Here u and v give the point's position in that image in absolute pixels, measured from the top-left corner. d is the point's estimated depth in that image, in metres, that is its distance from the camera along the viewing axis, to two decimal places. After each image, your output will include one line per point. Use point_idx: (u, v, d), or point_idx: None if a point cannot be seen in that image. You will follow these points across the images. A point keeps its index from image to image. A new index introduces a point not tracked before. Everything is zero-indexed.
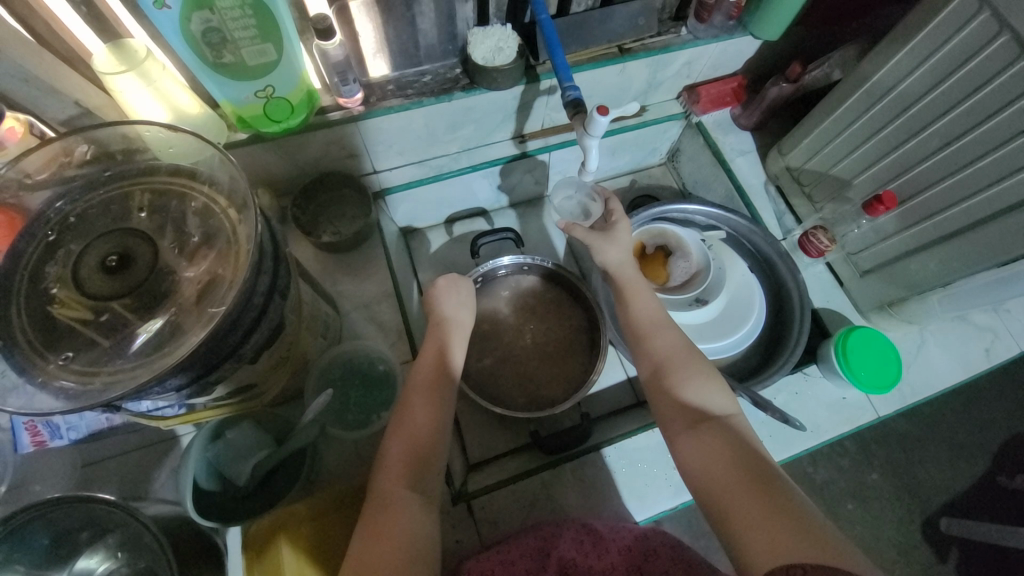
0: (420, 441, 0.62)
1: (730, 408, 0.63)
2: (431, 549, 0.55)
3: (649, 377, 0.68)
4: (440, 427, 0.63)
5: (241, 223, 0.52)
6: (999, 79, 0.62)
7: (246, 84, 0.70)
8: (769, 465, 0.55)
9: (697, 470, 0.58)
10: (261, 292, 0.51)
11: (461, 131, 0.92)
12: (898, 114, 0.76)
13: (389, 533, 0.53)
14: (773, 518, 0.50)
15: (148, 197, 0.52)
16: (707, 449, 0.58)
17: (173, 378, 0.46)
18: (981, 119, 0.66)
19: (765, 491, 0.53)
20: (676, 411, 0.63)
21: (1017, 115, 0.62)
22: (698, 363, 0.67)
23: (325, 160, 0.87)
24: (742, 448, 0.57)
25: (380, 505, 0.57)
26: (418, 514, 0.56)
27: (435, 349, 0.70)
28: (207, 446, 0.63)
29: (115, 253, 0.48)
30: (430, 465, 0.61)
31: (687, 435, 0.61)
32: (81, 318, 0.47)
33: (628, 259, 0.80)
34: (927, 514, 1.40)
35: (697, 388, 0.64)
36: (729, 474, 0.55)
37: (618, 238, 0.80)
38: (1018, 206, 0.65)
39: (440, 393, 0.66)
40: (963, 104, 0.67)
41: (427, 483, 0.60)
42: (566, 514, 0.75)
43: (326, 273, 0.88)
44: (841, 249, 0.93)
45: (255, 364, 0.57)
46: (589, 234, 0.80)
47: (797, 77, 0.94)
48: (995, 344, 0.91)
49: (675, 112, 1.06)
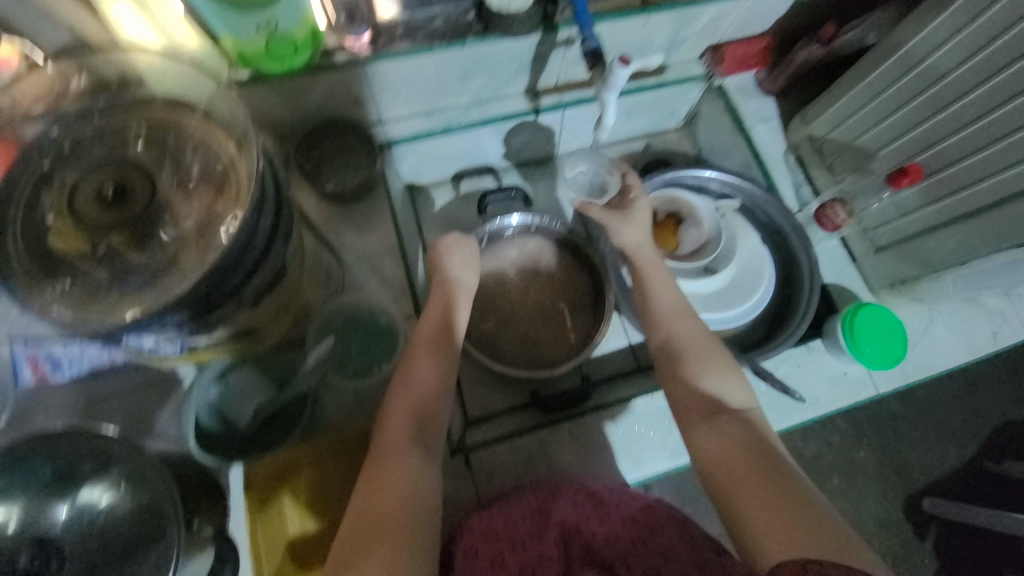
0: (427, 405, 0.62)
1: (745, 401, 0.64)
2: (435, 501, 0.56)
3: (665, 364, 0.68)
4: (442, 392, 0.63)
5: (243, 161, 0.50)
6: None
7: (246, 18, 0.67)
8: (780, 461, 0.57)
9: (710, 461, 0.59)
10: (264, 232, 0.49)
11: (473, 81, 0.89)
12: (928, 85, 0.74)
13: (391, 487, 0.54)
14: (782, 514, 0.52)
15: (146, 129, 0.50)
16: (721, 442, 0.59)
17: (172, 315, 0.46)
18: (1008, 98, 0.65)
19: (775, 486, 0.54)
20: (691, 401, 0.64)
21: None
22: (719, 357, 0.67)
23: (330, 106, 0.84)
24: (756, 443, 0.58)
25: (383, 461, 0.57)
26: (423, 471, 0.57)
27: (440, 314, 0.69)
28: (207, 386, 0.65)
29: (113, 184, 0.46)
30: (433, 421, 0.61)
31: (701, 426, 0.62)
32: (78, 250, 0.45)
33: (644, 241, 0.79)
34: (911, 493, 1.43)
35: (713, 380, 0.65)
36: (742, 467, 0.57)
37: (635, 218, 0.79)
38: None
39: (442, 350, 0.66)
40: (995, 78, 0.65)
41: (433, 443, 0.60)
42: (560, 471, 0.77)
43: (328, 223, 0.85)
44: (857, 224, 0.90)
45: (256, 308, 0.56)
46: (605, 213, 0.79)
47: (830, 39, 0.89)
48: (1002, 328, 0.90)
49: (698, 73, 1.00)
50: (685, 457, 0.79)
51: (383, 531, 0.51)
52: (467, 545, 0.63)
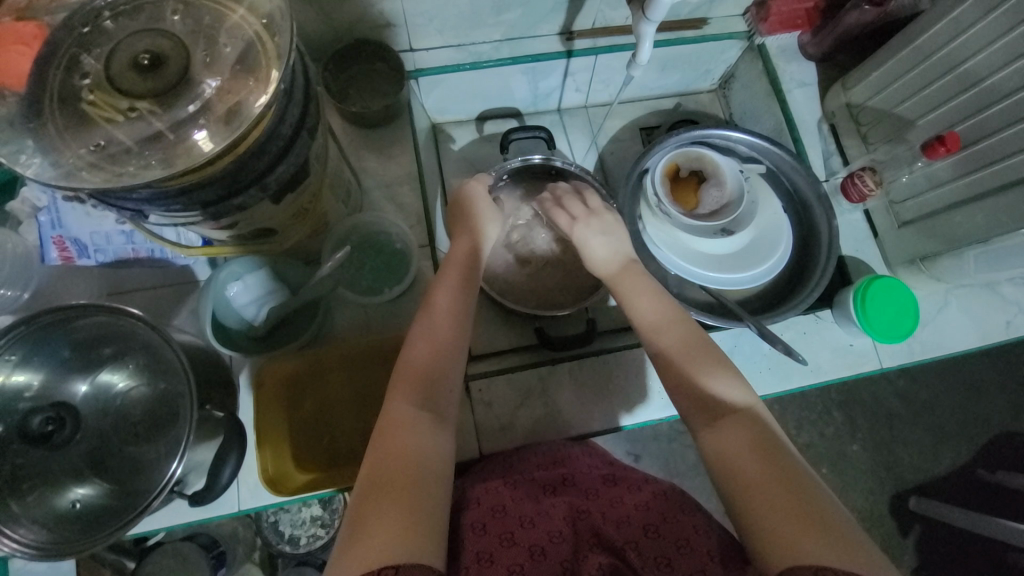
0: (434, 369, 0.57)
1: (748, 399, 0.57)
2: (446, 465, 0.52)
3: (662, 364, 0.62)
4: (443, 358, 0.58)
5: (275, 46, 0.50)
6: None
7: None
8: (796, 463, 0.51)
9: (720, 465, 0.53)
10: (289, 124, 0.51)
11: (507, 15, 0.87)
12: (946, 71, 0.77)
13: (388, 446, 0.51)
14: (806, 522, 0.46)
15: (182, 2, 0.49)
16: (731, 442, 0.53)
17: (200, 194, 0.49)
18: None
19: (798, 490, 0.48)
20: (694, 403, 0.58)
21: None
22: (711, 357, 0.61)
23: (362, 25, 0.83)
24: (767, 443, 0.52)
25: (391, 422, 0.53)
26: (429, 433, 0.53)
27: (460, 274, 0.66)
28: (230, 282, 0.66)
29: (148, 52, 0.46)
30: (441, 382, 0.57)
31: (706, 429, 0.56)
32: (113, 117, 0.46)
33: (619, 249, 0.74)
34: (898, 490, 1.45)
35: (713, 381, 0.59)
36: (755, 467, 0.51)
37: (611, 227, 0.75)
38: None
39: (467, 297, 0.64)
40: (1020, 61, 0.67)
41: (440, 406, 0.56)
42: (556, 408, 0.79)
43: (351, 146, 0.86)
44: (884, 196, 0.88)
45: (276, 205, 0.57)
46: (575, 224, 0.76)
47: (881, 1, 0.85)
48: (1017, 318, 0.88)
49: (738, 31, 0.98)
50: None
51: (377, 495, 0.47)
52: (474, 520, 0.60)
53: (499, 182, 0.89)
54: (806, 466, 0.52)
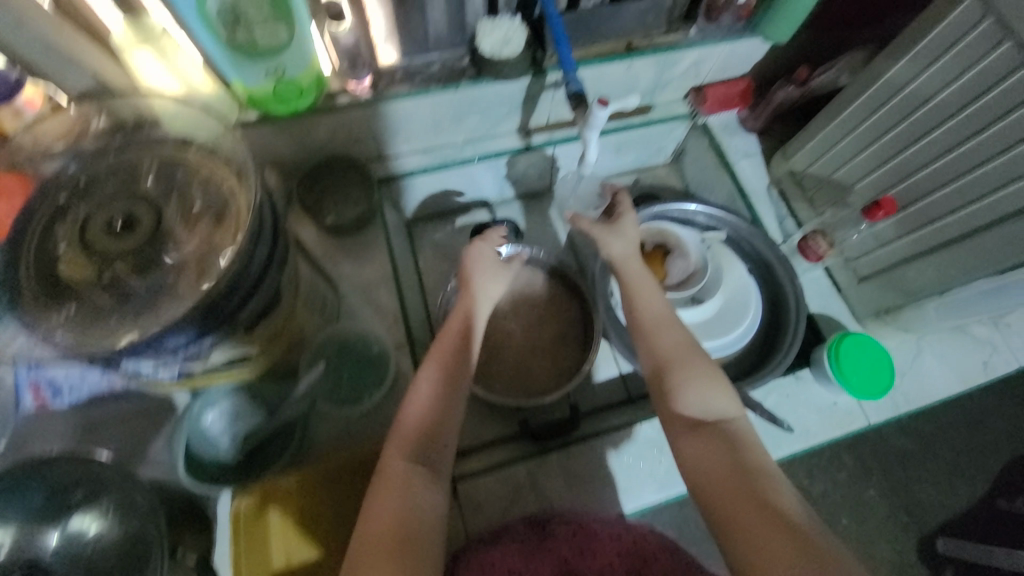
0: (428, 430, 0.61)
1: (730, 411, 0.63)
2: (436, 521, 0.56)
3: (651, 372, 0.67)
4: (432, 421, 0.61)
5: (242, 192, 0.54)
6: (971, 107, 0.66)
7: (257, 66, 0.72)
8: (765, 475, 0.56)
9: (696, 475, 0.59)
10: (258, 264, 0.52)
11: (467, 121, 0.94)
12: (871, 141, 0.81)
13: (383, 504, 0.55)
14: (774, 532, 0.51)
15: (157, 166, 0.54)
16: (705, 454, 0.59)
17: (173, 338, 0.48)
18: (950, 147, 0.70)
19: (766, 504, 0.54)
20: (677, 415, 0.63)
21: (990, 139, 0.65)
22: (700, 362, 0.67)
23: (332, 144, 0.89)
24: (740, 457, 0.58)
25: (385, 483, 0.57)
26: (427, 493, 0.57)
27: (445, 353, 0.66)
28: (206, 409, 0.68)
29: (121, 216, 0.50)
30: (438, 440, 0.61)
31: (686, 436, 0.62)
32: (85, 276, 0.49)
33: (633, 252, 0.79)
34: (922, 533, 1.37)
35: (698, 393, 0.64)
36: (728, 481, 0.56)
37: (624, 231, 0.80)
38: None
39: (462, 355, 0.66)
40: (937, 129, 0.71)
41: (435, 465, 0.60)
42: (549, 501, 0.76)
43: (327, 254, 0.89)
44: (840, 255, 0.93)
45: (250, 335, 0.58)
46: (594, 227, 0.80)
47: (804, 80, 0.95)
48: (993, 358, 0.90)
49: (682, 112, 1.06)
50: (675, 488, 0.79)
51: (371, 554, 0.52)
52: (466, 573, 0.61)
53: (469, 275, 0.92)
54: (775, 467, 0.58)
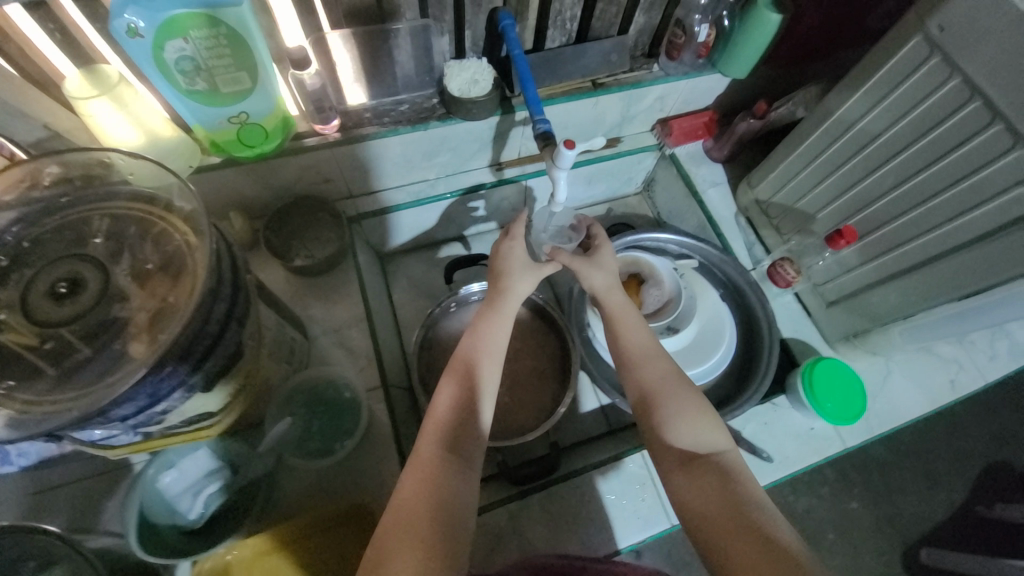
0: (459, 417, 0.62)
1: (723, 443, 0.61)
2: (467, 508, 0.56)
3: (640, 407, 0.66)
4: (463, 410, 0.62)
5: (198, 249, 0.52)
6: (924, 140, 0.68)
7: (219, 111, 0.71)
8: (761, 510, 0.54)
9: (692, 514, 0.56)
10: (215, 320, 0.50)
11: (438, 159, 0.94)
12: (830, 172, 0.84)
13: (411, 487, 0.56)
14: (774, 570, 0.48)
15: (106, 223, 0.52)
16: (699, 490, 0.57)
17: (117, 411, 0.46)
18: (905, 178, 0.72)
19: (765, 540, 0.51)
20: (669, 451, 0.62)
21: (944, 170, 0.67)
22: (688, 394, 0.65)
23: (300, 184, 0.88)
24: (734, 491, 0.56)
25: (415, 468, 0.58)
26: (455, 481, 0.57)
27: (461, 362, 0.66)
28: (163, 472, 0.62)
29: (66, 279, 0.47)
30: (463, 430, 0.61)
31: (680, 473, 0.60)
32: (27, 344, 0.46)
33: (615, 283, 0.77)
34: (907, 544, 1.38)
35: (689, 425, 0.62)
36: (723, 518, 0.54)
37: (602, 261, 0.78)
38: (996, 231, 0.63)
39: (492, 345, 0.68)
40: (892, 161, 0.73)
41: (465, 454, 0.60)
42: (531, 547, 0.74)
43: (297, 296, 0.87)
44: (808, 280, 0.94)
45: (209, 393, 0.55)
46: (573, 259, 0.77)
47: (764, 113, 0.97)
48: (960, 375, 0.92)
49: (649, 144, 1.09)
50: (659, 526, 0.78)
51: (398, 534, 0.52)
52: None
53: (446, 312, 0.93)
54: (771, 504, 0.55)
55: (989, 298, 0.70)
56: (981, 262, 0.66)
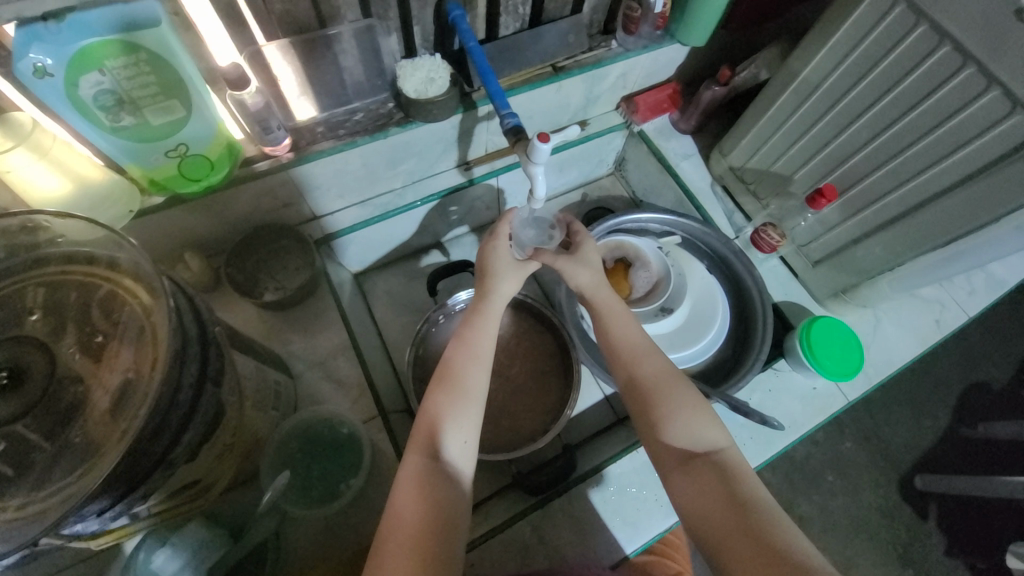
0: (449, 428, 0.60)
1: (721, 440, 0.61)
2: (458, 521, 0.55)
3: (635, 403, 0.65)
4: (453, 421, 0.60)
5: (155, 309, 0.47)
6: (897, 89, 0.67)
7: (153, 146, 0.64)
8: (763, 508, 0.54)
9: (692, 514, 0.57)
10: (188, 386, 0.45)
11: (402, 166, 0.88)
12: (803, 133, 0.83)
13: (408, 508, 0.55)
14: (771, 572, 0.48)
15: (42, 295, 0.47)
16: (698, 490, 0.57)
17: (91, 506, 0.41)
18: (881, 129, 0.72)
19: (768, 541, 0.50)
20: (666, 449, 0.61)
21: (921, 117, 0.66)
22: (685, 391, 0.64)
23: (258, 214, 0.81)
24: (734, 491, 0.55)
25: (406, 483, 0.56)
26: (451, 493, 0.56)
27: (448, 373, 0.64)
28: (155, 552, 0.56)
29: (3, 368, 0.42)
30: (451, 441, 0.59)
31: (677, 473, 0.59)
32: None
33: (602, 280, 0.75)
34: (902, 475, 1.43)
35: (685, 423, 0.61)
36: (723, 520, 0.54)
37: (588, 258, 0.75)
38: (977, 173, 0.63)
39: (477, 352, 0.66)
40: (866, 114, 0.72)
41: (457, 464, 0.58)
42: (561, 556, 0.72)
43: (273, 333, 0.83)
44: (792, 243, 0.95)
45: (193, 464, 0.50)
46: (557, 258, 0.74)
47: (728, 80, 0.96)
48: (943, 314, 0.95)
49: (617, 123, 1.06)
50: None
51: (394, 560, 0.51)
52: None
53: (434, 326, 0.89)
54: (774, 500, 0.55)
55: (972, 241, 0.70)
56: (965, 207, 0.66)
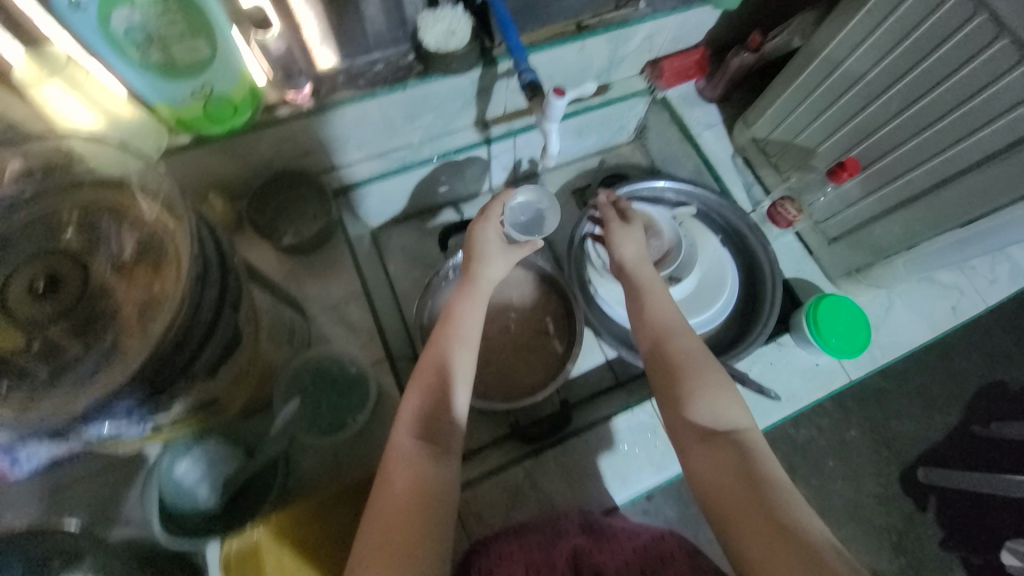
0: (438, 416, 0.62)
1: (744, 422, 0.63)
2: (444, 492, 0.59)
3: (662, 377, 0.67)
4: (438, 407, 0.63)
5: (178, 230, 0.51)
6: (929, 60, 0.65)
7: (181, 85, 0.66)
8: (778, 486, 0.56)
9: (702, 485, 0.59)
10: (208, 307, 0.48)
11: (420, 121, 0.89)
12: (833, 101, 0.80)
13: (392, 485, 0.57)
14: (779, 543, 0.51)
15: (78, 214, 0.50)
16: (716, 464, 0.59)
17: (122, 401, 0.46)
18: (911, 101, 0.69)
19: (776, 517, 0.53)
20: (687, 423, 0.63)
21: (954, 89, 0.63)
22: (715, 373, 0.66)
23: (279, 159, 0.84)
24: (750, 467, 0.58)
25: (392, 463, 0.59)
26: (437, 472, 0.59)
27: (435, 358, 0.66)
28: (177, 461, 0.64)
29: (45, 276, 0.47)
30: (439, 426, 0.62)
31: (697, 447, 0.61)
32: (16, 347, 0.45)
33: (645, 254, 0.79)
34: (907, 466, 1.41)
35: (711, 401, 0.63)
36: (735, 491, 0.56)
37: (635, 234, 0.80)
38: (1006, 150, 0.61)
39: (464, 336, 0.68)
40: (898, 84, 0.69)
41: (442, 442, 0.62)
42: (552, 502, 0.76)
43: (291, 276, 0.87)
44: (809, 219, 0.93)
45: (212, 381, 0.54)
46: (610, 224, 0.80)
47: (758, 46, 0.93)
48: (961, 301, 0.93)
49: (640, 89, 1.02)
50: (671, 468, 0.79)
51: (382, 533, 0.54)
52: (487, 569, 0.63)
53: (444, 281, 0.91)
54: (792, 484, 0.57)
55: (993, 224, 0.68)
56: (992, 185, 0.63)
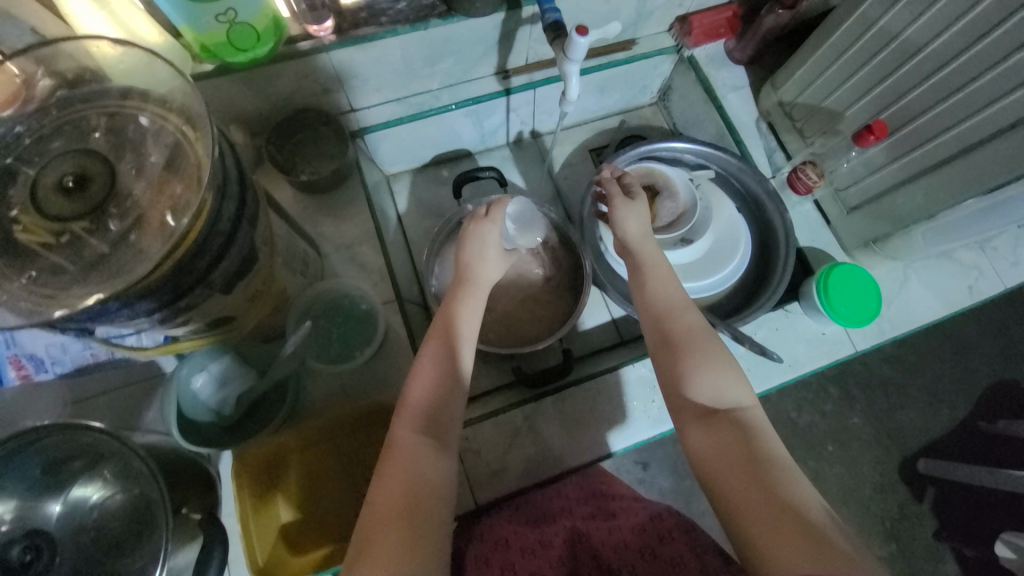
0: (439, 407, 0.59)
1: (745, 399, 0.63)
2: (444, 487, 0.55)
3: (660, 352, 0.67)
4: (442, 396, 0.60)
5: (199, 140, 0.52)
6: (967, 16, 0.63)
7: (205, 7, 0.65)
8: (776, 458, 0.56)
9: (701, 460, 0.59)
10: (227, 219, 0.51)
11: (440, 65, 0.89)
12: (867, 60, 0.78)
13: (390, 481, 0.53)
14: (779, 515, 0.51)
15: (106, 120, 0.52)
16: (717, 441, 0.59)
17: (141, 303, 0.48)
18: (946, 61, 0.67)
19: (775, 490, 0.53)
20: (688, 402, 0.63)
21: (992, 45, 0.61)
22: (714, 348, 0.66)
23: (298, 95, 0.84)
24: (749, 441, 0.58)
25: (391, 459, 0.55)
26: (437, 466, 0.56)
27: (439, 342, 0.63)
28: (194, 374, 0.67)
29: (72, 174, 0.49)
30: (442, 418, 0.59)
31: (696, 425, 0.61)
32: (45, 242, 0.48)
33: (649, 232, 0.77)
34: (906, 456, 1.41)
35: (712, 378, 0.64)
36: (734, 462, 0.56)
37: (639, 207, 0.78)
38: None
39: (467, 322, 0.66)
40: (934, 42, 0.68)
41: (445, 438, 0.58)
42: (548, 446, 0.78)
43: (307, 214, 0.89)
44: (830, 186, 0.92)
45: (228, 296, 0.56)
46: (615, 200, 0.78)
47: (794, 3, 0.87)
48: (978, 282, 0.91)
49: (666, 47, 1.00)
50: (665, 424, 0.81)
51: (378, 532, 0.50)
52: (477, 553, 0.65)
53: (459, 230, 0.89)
54: (790, 457, 0.58)
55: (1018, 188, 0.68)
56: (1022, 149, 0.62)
